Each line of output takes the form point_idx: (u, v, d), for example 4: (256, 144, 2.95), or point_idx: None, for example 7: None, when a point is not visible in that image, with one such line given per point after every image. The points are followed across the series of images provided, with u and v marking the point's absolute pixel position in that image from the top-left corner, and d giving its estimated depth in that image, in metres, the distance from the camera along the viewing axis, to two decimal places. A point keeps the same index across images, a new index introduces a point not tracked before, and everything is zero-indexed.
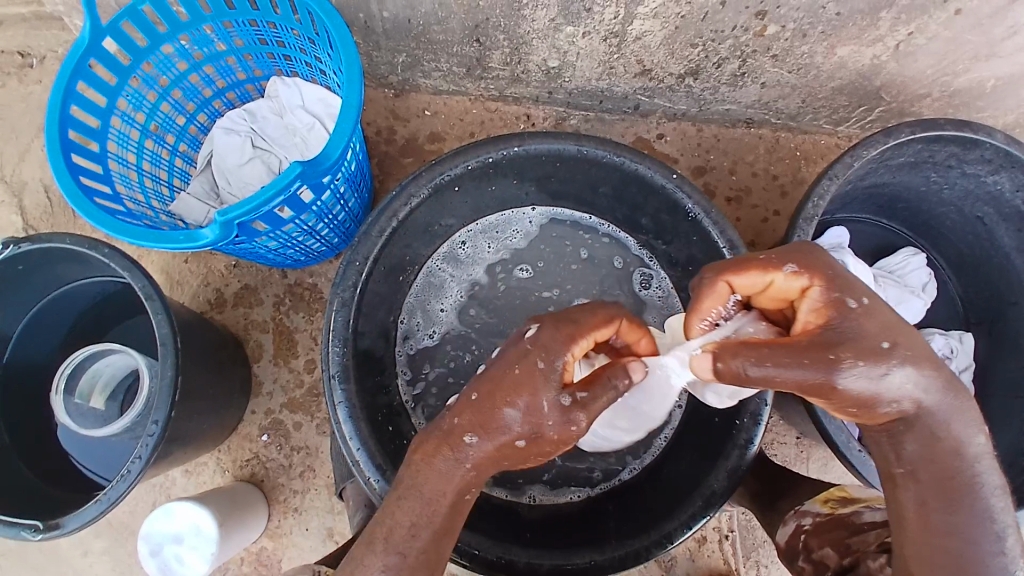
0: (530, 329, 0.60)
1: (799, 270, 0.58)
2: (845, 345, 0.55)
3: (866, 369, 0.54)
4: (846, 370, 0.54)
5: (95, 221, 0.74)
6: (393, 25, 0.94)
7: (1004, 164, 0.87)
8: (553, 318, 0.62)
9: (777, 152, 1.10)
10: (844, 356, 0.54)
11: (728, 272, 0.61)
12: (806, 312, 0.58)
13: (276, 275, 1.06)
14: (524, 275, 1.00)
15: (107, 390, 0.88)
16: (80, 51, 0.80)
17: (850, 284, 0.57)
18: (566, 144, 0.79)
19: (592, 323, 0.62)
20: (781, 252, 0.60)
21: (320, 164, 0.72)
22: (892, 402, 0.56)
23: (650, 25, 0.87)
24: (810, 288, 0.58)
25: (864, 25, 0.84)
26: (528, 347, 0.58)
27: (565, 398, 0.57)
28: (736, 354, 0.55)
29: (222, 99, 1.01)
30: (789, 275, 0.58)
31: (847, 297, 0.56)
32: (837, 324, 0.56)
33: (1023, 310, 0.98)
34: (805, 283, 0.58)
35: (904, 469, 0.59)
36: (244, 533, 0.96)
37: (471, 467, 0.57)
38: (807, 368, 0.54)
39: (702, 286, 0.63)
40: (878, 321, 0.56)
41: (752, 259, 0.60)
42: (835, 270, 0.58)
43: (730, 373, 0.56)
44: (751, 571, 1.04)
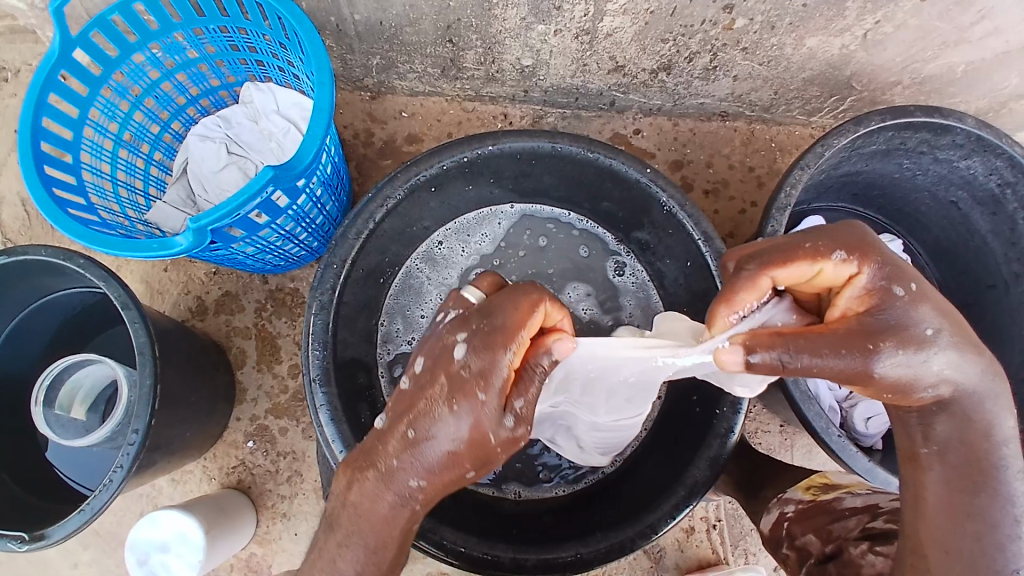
0: (459, 346, 0.57)
1: (847, 258, 0.56)
2: (891, 331, 0.54)
3: (908, 356, 0.54)
4: (887, 356, 0.53)
5: (69, 232, 0.73)
6: (365, 28, 0.94)
7: (976, 149, 0.88)
8: (481, 327, 0.58)
9: (752, 144, 1.11)
10: (885, 344, 0.54)
11: (772, 264, 0.56)
12: (850, 301, 0.56)
13: (256, 281, 1.05)
14: (480, 280, 0.99)
15: (89, 399, 0.88)
16: (49, 63, 0.79)
17: (899, 270, 0.56)
18: (540, 141, 0.80)
19: (518, 322, 0.58)
20: (831, 240, 0.56)
21: (292, 168, 0.72)
22: (930, 386, 0.56)
23: (620, 21, 0.88)
24: (857, 277, 0.56)
25: (831, 15, 0.85)
26: (463, 375, 0.56)
27: (508, 418, 0.56)
28: (777, 345, 0.53)
29: (196, 106, 1.01)
30: (839, 263, 0.56)
31: (894, 285, 0.55)
32: (880, 312, 0.55)
33: (1000, 293, 0.99)
34: (853, 271, 0.56)
35: (932, 451, 0.59)
36: (232, 541, 0.96)
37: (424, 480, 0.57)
38: (848, 357, 0.53)
39: (739, 280, 0.57)
40: (926, 307, 0.55)
41: (800, 247, 0.56)
42: (883, 253, 0.57)
43: (769, 367, 0.53)
44: (739, 559, 1.05)
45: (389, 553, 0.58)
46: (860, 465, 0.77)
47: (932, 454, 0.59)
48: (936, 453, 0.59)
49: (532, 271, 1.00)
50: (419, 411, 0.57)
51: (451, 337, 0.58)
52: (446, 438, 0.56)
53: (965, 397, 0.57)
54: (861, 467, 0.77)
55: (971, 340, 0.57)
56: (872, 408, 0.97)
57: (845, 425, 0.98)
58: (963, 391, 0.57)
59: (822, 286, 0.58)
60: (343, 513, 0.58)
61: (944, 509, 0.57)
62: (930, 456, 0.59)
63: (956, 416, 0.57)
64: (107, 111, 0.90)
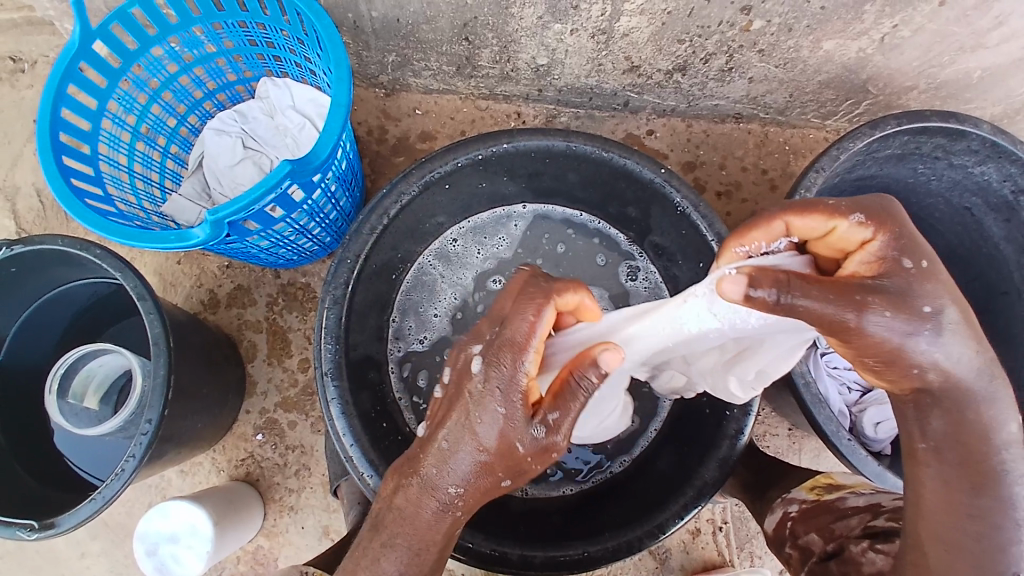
0: (475, 361, 0.57)
1: (864, 222, 0.56)
2: (886, 295, 0.54)
3: (898, 325, 0.53)
4: (878, 313, 0.53)
5: (87, 223, 0.74)
6: (381, 25, 0.94)
7: (991, 155, 0.88)
8: (493, 341, 0.58)
9: (766, 146, 1.11)
10: (881, 302, 0.53)
11: (791, 210, 0.58)
12: (858, 262, 0.57)
13: (269, 275, 1.06)
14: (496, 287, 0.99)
15: (102, 389, 0.88)
16: (70, 54, 0.80)
17: (914, 245, 0.55)
18: (555, 140, 0.80)
19: (528, 330, 0.57)
20: (852, 201, 0.57)
21: (309, 163, 0.73)
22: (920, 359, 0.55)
23: (637, 21, 0.88)
24: (871, 241, 0.56)
25: (849, 18, 0.85)
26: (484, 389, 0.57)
27: (539, 427, 0.56)
28: (773, 277, 0.53)
29: (212, 101, 1.01)
30: (855, 224, 0.56)
31: (906, 256, 0.55)
32: (885, 277, 0.55)
33: (1013, 300, 0.99)
34: (868, 235, 0.56)
35: (929, 447, 0.58)
36: (240, 532, 0.96)
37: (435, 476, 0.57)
38: (842, 304, 0.53)
39: (757, 220, 0.60)
40: (931, 285, 0.54)
41: (821, 202, 0.57)
42: (902, 228, 0.56)
43: (762, 301, 0.53)
44: (745, 562, 1.05)
45: (430, 559, 0.59)
46: (869, 469, 0.77)
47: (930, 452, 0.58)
48: (929, 450, 0.58)
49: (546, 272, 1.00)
50: (450, 422, 0.57)
51: (468, 351, 0.59)
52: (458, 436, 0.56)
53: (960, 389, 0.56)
54: (870, 471, 0.77)
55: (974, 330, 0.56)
56: (881, 412, 0.96)
57: (855, 430, 0.97)
58: (960, 380, 0.56)
59: (836, 249, 0.59)
60: (382, 514, 0.59)
61: (944, 506, 0.56)
62: (926, 452, 0.58)
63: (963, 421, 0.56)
64: (125, 103, 0.90)
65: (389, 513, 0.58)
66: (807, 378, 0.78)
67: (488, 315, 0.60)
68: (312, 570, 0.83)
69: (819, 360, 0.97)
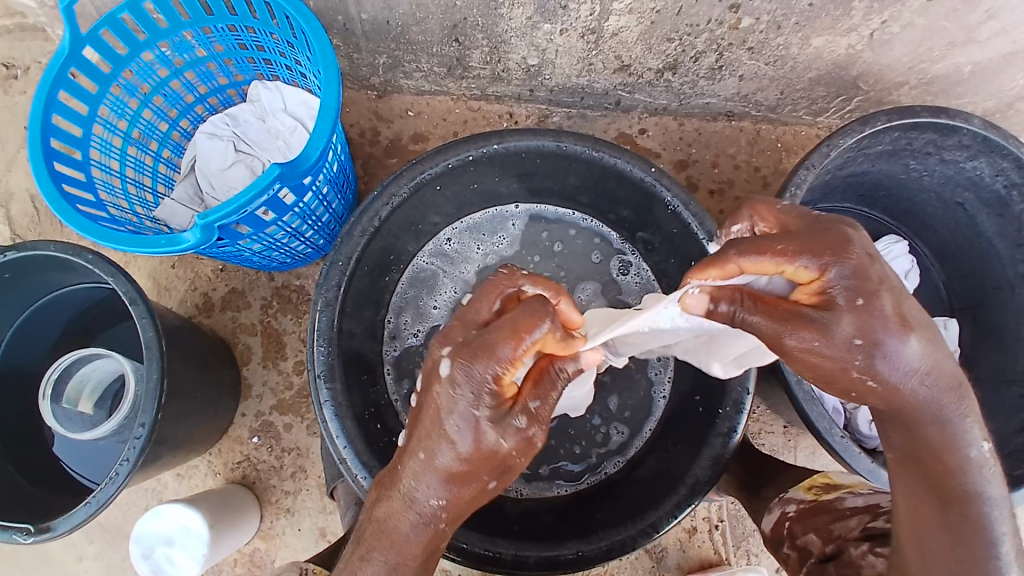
0: (442, 364, 0.55)
1: (811, 265, 0.53)
2: (823, 328, 0.52)
3: (830, 354, 0.53)
4: (807, 341, 0.53)
5: (78, 227, 0.74)
6: (372, 27, 0.94)
7: (982, 150, 0.88)
8: (463, 347, 0.55)
9: (758, 144, 1.11)
10: (807, 335, 0.53)
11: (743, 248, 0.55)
12: (803, 298, 0.55)
13: (262, 278, 1.06)
14: None
15: (96, 394, 0.88)
16: (60, 60, 0.80)
17: (861, 282, 0.53)
18: (545, 140, 0.80)
19: (503, 348, 0.54)
20: (803, 245, 0.53)
21: (299, 166, 0.73)
22: (859, 378, 0.54)
23: (626, 21, 0.88)
24: (816, 281, 0.54)
25: (837, 15, 0.85)
26: (452, 389, 0.55)
27: (518, 418, 0.55)
28: (732, 294, 0.55)
29: (204, 105, 1.02)
30: (802, 269, 0.53)
31: (852, 294, 0.52)
32: (822, 311, 0.53)
33: (1006, 295, 0.99)
34: (815, 273, 0.53)
35: None
36: (236, 535, 0.97)
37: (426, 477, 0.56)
38: (776, 331, 0.54)
39: (716, 253, 0.57)
40: (872, 321, 0.52)
41: (774, 244, 0.54)
42: (855, 265, 0.53)
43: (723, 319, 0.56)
44: (741, 560, 1.05)
45: (409, 569, 0.58)
46: (863, 466, 0.77)
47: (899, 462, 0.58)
48: (895, 460, 0.58)
49: (540, 269, 1.00)
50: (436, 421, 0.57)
51: (437, 353, 0.56)
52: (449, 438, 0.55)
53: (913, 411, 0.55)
54: (863, 468, 0.77)
55: (924, 361, 0.54)
56: None
57: (849, 427, 0.98)
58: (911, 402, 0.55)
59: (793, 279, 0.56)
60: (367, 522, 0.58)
61: None
62: (901, 463, 0.58)
63: (932, 431, 0.56)
64: (116, 108, 0.90)
65: (369, 524, 0.58)
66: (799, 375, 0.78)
67: (462, 317, 0.58)
68: (313, 566, 0.85)
69: None
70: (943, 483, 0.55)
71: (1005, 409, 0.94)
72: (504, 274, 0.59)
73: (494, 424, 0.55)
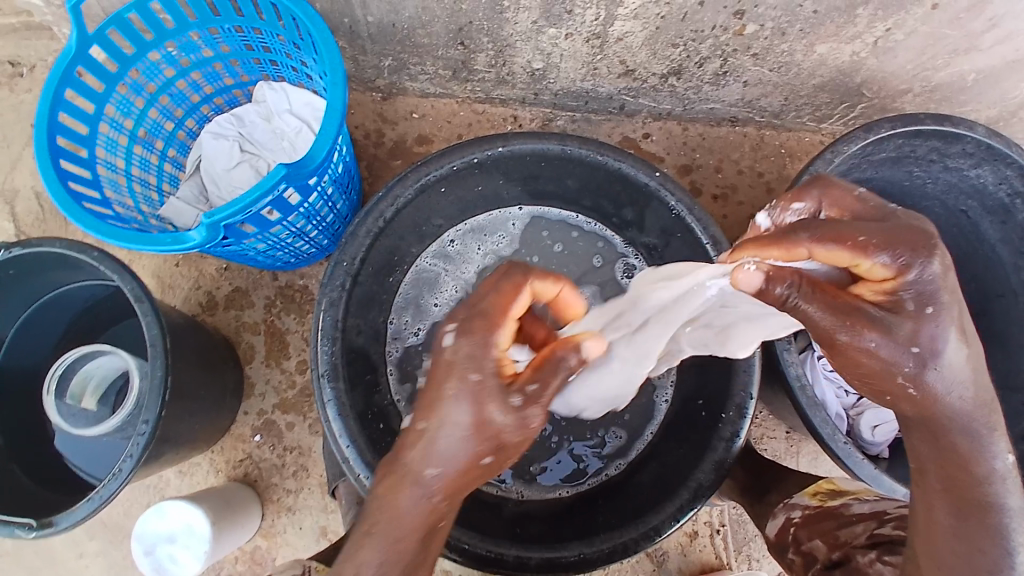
0: (446, 336, 0.57)
1: (889, 263, 0.52)
2: (885, 328, 0.52)
3: (883, 353, 0.52)
4: (867, 340, 0.52)
5: (84, 225, 0.74)
6: (378, 30, 0.95)
7: (985, 157, 0.89)
8: (464, 316, 0.57)
9: (761, 149, 1.11)
10: (869, 333, 0.52)
11: (819, 237, 0.53)
12: (869, 294, 0.54)
13: (267, 277, 1.07)
14: None
15: (100, 390, 0.88)
16: (68, 59, 0.81)
17: (932, 291, 0.52)
18: (549, 144, 0.81)
19: (502, 308, 0.58)
20: (886, 239, 0.52)
21: (304, 166, 0.73)
22: (902, 385, 0.54)
23: (631, 26, 0.88)
24: (888, 279, 0.53)
25: (841, 22, 0.85)
26: (450, 360, 0.56)
27: (515, 397, 0.55)
28: (791, 274, 0.54)
29: (209, 105, 1.02)
30: (878, 265, 0.52)
31: (919, 300, 0.52)
32: (887, 313, 0.52)
33: (1009, 303, 0.99)
34: (890, 274, 0.52)
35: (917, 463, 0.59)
36: (238, 533, 0.97)
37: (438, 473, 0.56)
38: (834, 324, 0.52)
39: (786, 234, 0.55)
40: (931, 330, 0.52)
41: (853, 234, 0.52)
42: (930, 273, 0.52)
43: (776, 299, 0.54)
44: (742, 564, 1.05)
45: (405, 557, 0.57)
46: (865, 472, 0.77)
47: (920, 471, 0.60)
48: (918, 469, 0.60)
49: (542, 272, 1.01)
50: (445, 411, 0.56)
51: (441, 330, 0.58)
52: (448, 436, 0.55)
53: (953, 426, 0.56)
54: (866, 474, 0.77)
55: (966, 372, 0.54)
56: (878, 415, 0.97)
57: (852, 433, 0.98)
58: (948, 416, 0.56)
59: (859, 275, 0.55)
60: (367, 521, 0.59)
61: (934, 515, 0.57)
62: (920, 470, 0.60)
63: (959, 441, 0.57)
64: (122, 108, 0.91)
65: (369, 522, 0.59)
66: (803, 381, 0.79)
67: (465, 304, 0.59)
68: (315, 565, 0.85)
69: (815, 361, 0.97)
70: (964, 493, 0.57)
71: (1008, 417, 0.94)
72: (505, 268, 0.61)
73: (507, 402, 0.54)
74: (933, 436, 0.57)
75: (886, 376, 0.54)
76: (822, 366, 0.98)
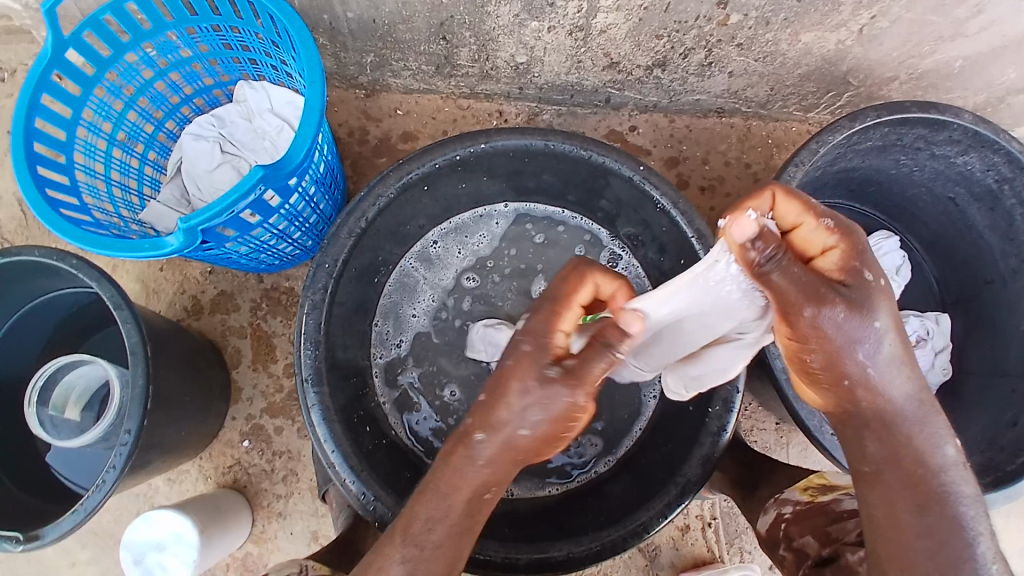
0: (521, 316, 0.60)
1: (834, 228, 0.55)
2: (847, 299, 0.53)
3: (843, 325, 0.53)
4: (832, 308, 0.53)
5: (62, 233, 0.73)
6: (358, 26, 0.93)
7: (972, 144, 0.88)
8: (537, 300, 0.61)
9: (748, 140, 1.10)
10: (831, 299, 0.53)
11: (779, 191, 0.55)
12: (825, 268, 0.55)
13: (251, 280, 1.05)
14: (470, 285, 1.00)
15: (83, 401, 0.88)
16: (43, 65, 0.79)
17: (874, 264, 0.55)
18: (533, 139, 0.79)
19: (570, 293, 0.60)
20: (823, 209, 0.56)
21: (283, 168, 0.72)
22: (858, 366, 0.55)
23: (613, 18, 0.87)
24: (833, 248, 0.55)
25: (826, 10, 0.85)
26: (517, 334, 0.59)
27: (553, 369, 0.56)
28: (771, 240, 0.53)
29: (189, 105, 1.00)
30: (821, 228, 0.55)
31: (866, 271, 0.54)
32: (845, 284, 0.54)
33: (997, 290, 0.99)
34: (835, 241, 0.55)
35: (870, 470, 0.59)
36: (227, 539, 0.96)
37: (484, 463, 0.59)
38: (804, 286, 0.53)
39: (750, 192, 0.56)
40: (882, 304, 0.55)
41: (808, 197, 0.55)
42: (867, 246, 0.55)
43: (751, 261, 0.54)
44: (735, 557, 1.05)
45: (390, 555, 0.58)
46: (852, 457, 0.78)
47: (871, 474, 0.59)
48: (871, 473, 0.59)
49: (528, 265, 1.00)
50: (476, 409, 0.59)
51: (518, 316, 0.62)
52: (503, 420, 0.57)
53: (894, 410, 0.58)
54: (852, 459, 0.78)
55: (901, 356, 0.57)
56: None
57: None
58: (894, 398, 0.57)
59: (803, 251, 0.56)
60: None
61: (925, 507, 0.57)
62: (871, 474, 0.59)
63: (931, 432, 0.58)
64: (101, 111, 0.89)
65: None
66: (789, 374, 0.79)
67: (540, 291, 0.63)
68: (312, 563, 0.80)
69: None
70: (939, 484, 0.57)
71: (995, 405, 0.94)
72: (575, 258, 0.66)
73: (546, 382, 0.56)
74: (885, 432, 0.58)
75: (838, 358, 0.55)
76: None
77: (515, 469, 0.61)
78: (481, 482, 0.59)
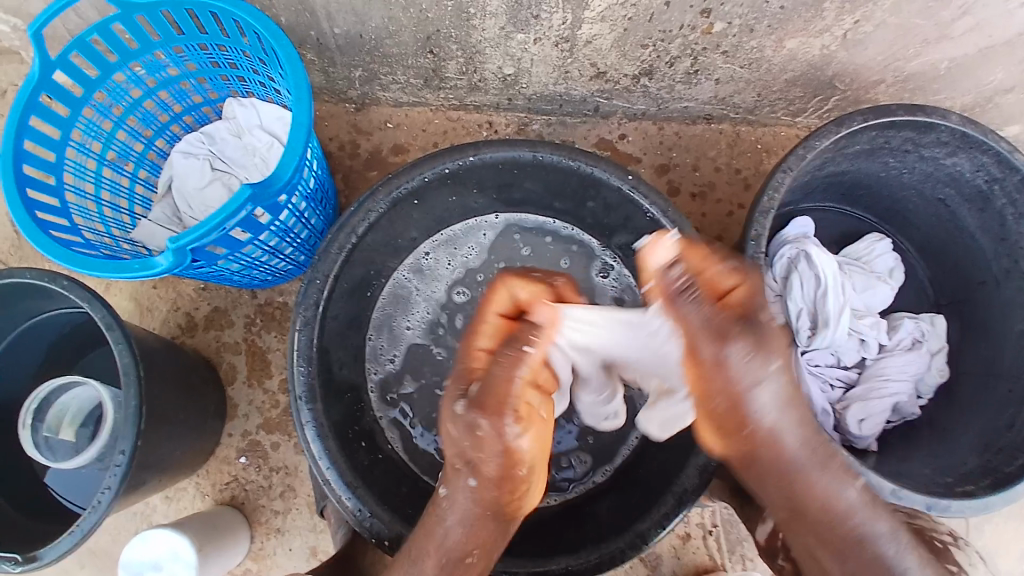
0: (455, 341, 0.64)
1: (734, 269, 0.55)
2: (744, 340, 0.53)
3: (739, 367, 0.54)
4: (728, 345, 0.53)
5: (51, 254, 0.73)
6: (346, 41, 0.94)
7: (960, 146, 0.89)
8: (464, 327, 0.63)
9: (737, 146, 1.11)
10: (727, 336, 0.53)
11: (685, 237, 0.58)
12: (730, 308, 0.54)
13: (245, 296, 1.06)
14: (461, 299, 1.00)
15: (78, 420, 0.87)
16: (30, 87, 0.80)
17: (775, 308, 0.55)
18: (520, 151, 0.80)
19: (488, 311, 0.62)
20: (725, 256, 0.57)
21: (271, 185, 0.73)
22: (751, 416, 0.56)
23: (598, 29, 0.88)
24: (736, 287, 0.54)
25: (809, 17, 0.85)
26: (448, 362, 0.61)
27: (462, 398, 0.58)
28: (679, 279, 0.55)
29: (179, 123, 1.01)
30: (723, 268, 0.55)
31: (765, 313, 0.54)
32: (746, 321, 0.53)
33: (990, 290, 0.99)
34: (736, 280, 0.55)
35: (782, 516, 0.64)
36: (225, 557, 0.96)
37: (455, 521, 0.64)
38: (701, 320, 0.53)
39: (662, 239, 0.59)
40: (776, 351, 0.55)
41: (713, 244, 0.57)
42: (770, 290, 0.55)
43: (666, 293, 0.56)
44: (737, 564, 1.04)
45: None
46: None
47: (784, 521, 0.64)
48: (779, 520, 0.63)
49: None
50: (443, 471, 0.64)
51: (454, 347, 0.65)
52: (461, 480, 0.62)
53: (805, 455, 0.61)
54: None
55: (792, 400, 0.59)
56: (864, 409, 0.96)
57: (839, 427, 0.98)
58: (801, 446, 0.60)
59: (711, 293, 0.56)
60: None
61: None
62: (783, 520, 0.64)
63: None
64: (90, 131, 0.90)
65: None
66: None
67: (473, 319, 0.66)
68: None
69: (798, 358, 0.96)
70: None
71: (992, 405, 0.94)
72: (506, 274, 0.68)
73: (462, 414, 0.58)
74: (782, 481, 0.60)
75: (742, 406, 0.56)
76: (807, 363, 0.98)
77: (492, 531, 0.65)
78: (457, 547, 0.64)
